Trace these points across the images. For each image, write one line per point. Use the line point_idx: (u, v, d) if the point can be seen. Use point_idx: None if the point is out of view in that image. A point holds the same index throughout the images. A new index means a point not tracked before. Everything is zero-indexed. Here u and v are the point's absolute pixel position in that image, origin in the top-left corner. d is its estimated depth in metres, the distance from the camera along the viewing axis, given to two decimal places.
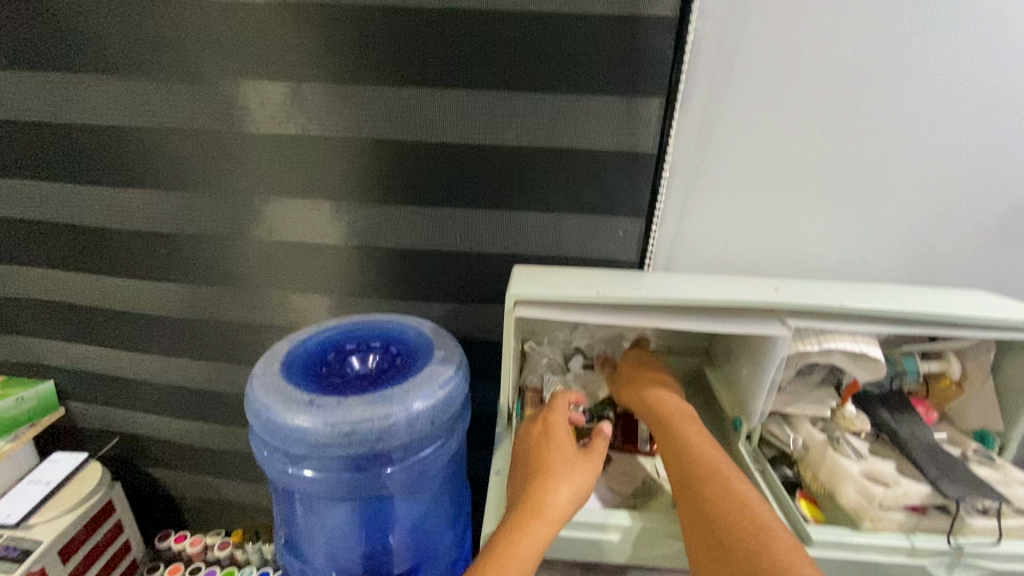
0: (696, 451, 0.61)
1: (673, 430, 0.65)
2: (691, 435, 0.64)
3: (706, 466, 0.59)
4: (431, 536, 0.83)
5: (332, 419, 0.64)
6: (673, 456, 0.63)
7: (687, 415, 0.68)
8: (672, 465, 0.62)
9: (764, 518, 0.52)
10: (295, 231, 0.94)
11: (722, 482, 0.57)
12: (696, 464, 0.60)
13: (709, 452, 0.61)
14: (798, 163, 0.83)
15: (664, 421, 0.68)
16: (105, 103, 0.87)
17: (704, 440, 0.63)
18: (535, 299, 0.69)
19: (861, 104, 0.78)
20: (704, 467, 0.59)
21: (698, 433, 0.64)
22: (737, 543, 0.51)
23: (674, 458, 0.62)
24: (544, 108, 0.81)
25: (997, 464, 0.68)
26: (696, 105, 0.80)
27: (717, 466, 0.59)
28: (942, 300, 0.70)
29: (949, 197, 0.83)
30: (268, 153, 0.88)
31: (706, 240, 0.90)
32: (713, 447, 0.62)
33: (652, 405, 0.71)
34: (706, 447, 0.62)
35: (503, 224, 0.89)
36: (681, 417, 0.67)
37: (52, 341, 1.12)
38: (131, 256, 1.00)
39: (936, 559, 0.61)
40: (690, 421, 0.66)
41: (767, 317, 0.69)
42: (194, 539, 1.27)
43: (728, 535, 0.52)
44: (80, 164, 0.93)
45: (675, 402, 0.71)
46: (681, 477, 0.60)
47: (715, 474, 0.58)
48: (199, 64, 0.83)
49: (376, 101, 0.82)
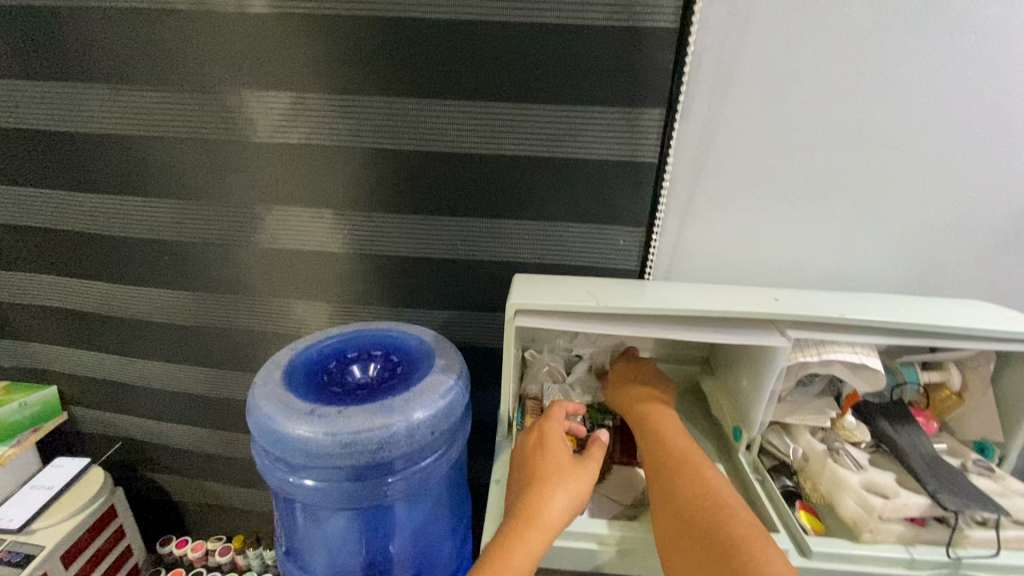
0: (681, 462, 0.63)
1: (659, 442, 0.67)
2: (677, 447, 0.65)
3: (691, 475, 0.61)
4: (431, 544, 0.83)
5: (333, 429, 0.65)
6: (658, 466, 0.64)
7: (675, 428, 0.69)
8: (656, 474, 0.63)
9: (748, 524, 0.53)
10: (297, 240, 0.94)
11: (706, 491, 0.58)
12: (681, 473, 0.61)
13: (694, 463, 0.62)
14: (798, 173, 0.83)
15: (650, 433, 0.69)
16: (109, 112, 0.88)
17: (690, 451, 0.65)
18: (534, 309, 0.70)
19: (861, 115, 0.78)
20: (689, 476, 0.61)
21: (685, 445, 0.66)
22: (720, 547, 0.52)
23: (659, 467, 0.64)
24: (545, 118, 0.81)
25: (997, 475, 0.68)
26: (697, 115, 0.80)
27: (702, 476, 0.60)
28: (942, 311, 0.70)
29: (948, 207, 0.83)
30: (271, 162, 0.88)
31: (705, 249, 0.90)
32: (699, 458, 0.63)
33: (638, 417, 0.72)
34: (692, 458, 0.63)
35: (504, 232, 0.90)
36: (668, 429, 0.69)
37: (55, 347, 1.13)
38: (134, 263, 1.01)
39: (936, 571, 0.61)
40: (677, 434, 0.68)
41: (766, 328, 0.69)
42: (196, 544, 1.29)
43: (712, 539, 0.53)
44: (84, 172, 0.93)
45: (665, 415, 0.72)
46: (665, 486, 0.61)
47: (699, 484, 0.59)
48: (203, 74, 0.83)
49: (378, 110, 0.83)
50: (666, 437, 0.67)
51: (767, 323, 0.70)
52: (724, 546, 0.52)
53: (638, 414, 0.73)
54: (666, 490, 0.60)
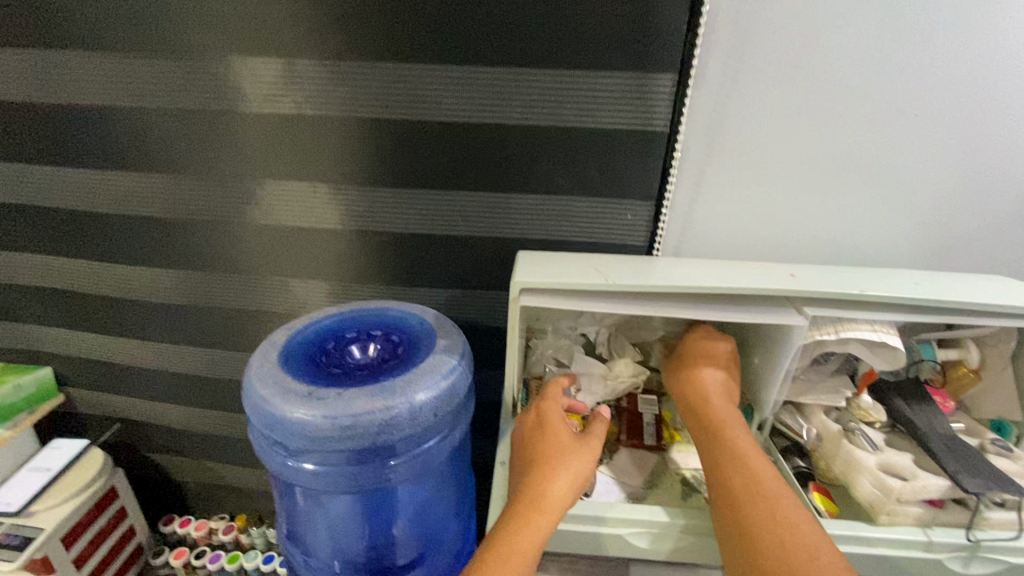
0: (748, 479, 0.58)
1: (723, 447, 0.62)
2: (744, 457, 0.60)
3: (759, 498, 0.56)
4: (434, 526, 0.82)
5: (333, 412, 0.62)
6: (721, 480, 0.59)
7: (738, 427, 0.64)
8: (718, 489, 0.59)
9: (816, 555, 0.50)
10: (291, 215, 0.90)
11: (778, 520, 0.53)
12: (748, 494, 0.56)
13: (762, 481, 0.57)
14: (818, 142, 0.79)
15: (712, 436, 0.64)
16: (89, 80, 0.83)
17: (756, 463, 0.59)
18: (540, 287, 0.67)
19: (888, 81, 0.74)
20: (758, 500, 0.56)
21: (750, 454, 0.60)
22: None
23: (721, 482, 0.59)
24: (551, 85, 0.77)
25: (1015, 455, 0.66)
26: (711, 83, 0.76)
27: (771, 499, 0.55)
28: (964, 287, 0.67)
29: (971, 179, 0.80)
30: (263, 135, 0.84)
31: (717, 225, 0.87)
32: (764, 472, 0.58)
33: (702, 413, 0.67)
34: (758, 474, 0.58)
35: (507, 208, 0.86)
36: (733, 432, 0.63)
37: (46, 328, 1.10)
38: (123, 241, 0.97)
39: (952, 553, 0.60)
40: (742, 439, 0.62)
41: (783, 306, 0.66)
42: (199, 523, 1.30)
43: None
44: (68, 146, 0.89)
45: (727, 411, 0.66)
46: (728, 506, 0.57)
47: (768, 510, 0.55)
48: (187, 39, 0.78)
49: (373, 77, 0.78)
50: (732, 442, 0.62)
51: (783, 301, 0.68)
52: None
53: (701, 409, 0.67)
54: (731, 511, 0.56)
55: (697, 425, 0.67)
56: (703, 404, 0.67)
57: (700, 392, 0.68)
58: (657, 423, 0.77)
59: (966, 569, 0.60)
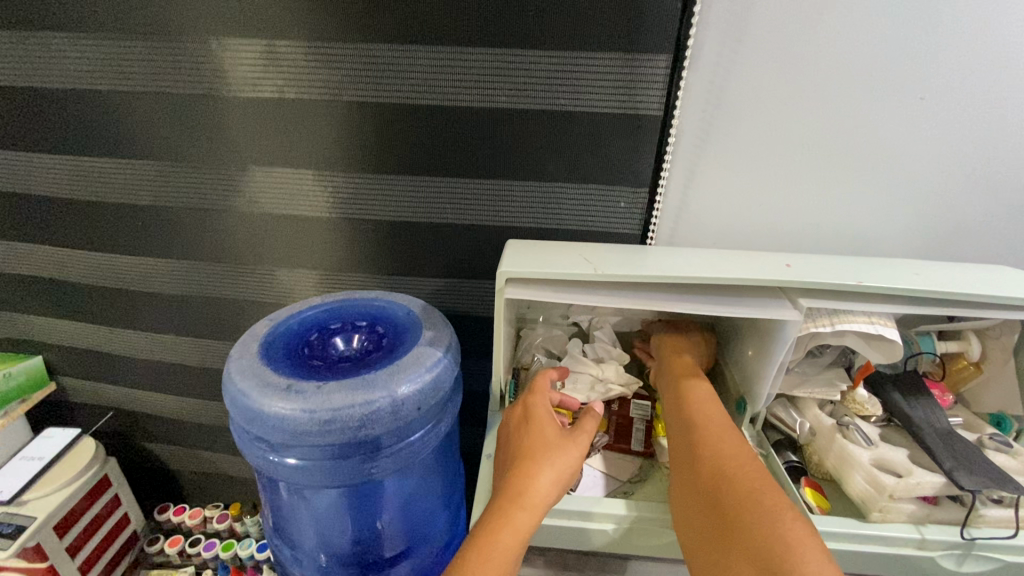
0: (715, 452, 0.57)
1: (693, 423, 0.62)
2: (713, 429, 0.60)
3: (725, 467, 0.55)
4: (422, 518, 0.81)
5: (310, 405, 0.61)
6: (691, 456, 0.59)
7: (719, 405, 0.64)
8: (688, 464, 0.58)
9: (781, 509, 0.49)
10: (277, 202, 0.88)
11: (744, 484, 0.52)
12: (713, 466, 0.56)
13: (728, 449, 0.57)
14: (817, 126, 0.76)
15: (689, 415, 0.63)
16: (67, 64, 0.81)
17: (725, 432, 0.59)
18: (524, 277, 0.64)
19: (896, 61, 0.70)
20: (723, 467, 0.55)
21: (725, 430, 0.59)
22: (750, 547, 0.47)
23: (691, 457, 0.59)
24: (541, 66, 0.74)
25: (1015, 451, 0.65)
26: (707, 64, 0.73)
27: (737, 468, 0.54)
28: (970, 278, 0.65)
29: (981, 163, 0.77)
30: (247, 120, 0.82)
31: (714, 214, 0.84)
32: (736, 444, 0.58)
33: (681, 396, 0.67)
34: (725, 446, 0.57)
35: (494, 195, 0.84)
36: (708, 412, 0.63)
37: (35, 317, 1.09)
38: (108, 229, 0.95)
39: (946, 551, 0.59)
40: (716, 415, 0.62)
41: (777, 298, 0.63)
42: (194, 512, 1.30)
43: (738, 533, 0.49)
44: (53, 132, 0.87)
45: (711, 391, 0.66)
46: (695, 479, 0.56)
47: (733, 476, 0.54)
48: (167, 21, 0.76)
49: (356, 59, 0.76)
50: (705, 421, 0.61)
51: (778, 291, 0.65)
52: (753, 548, 0.47)
53: (681, 397, 0.67)
54: (693, 478, 0.57)
55: (675, 407, 0.67)
56: (684, 394, 0.66)
57: (686, 384, 0.68)
58: (646, 427, 0.75)
59: (960, 567, 0.60)
